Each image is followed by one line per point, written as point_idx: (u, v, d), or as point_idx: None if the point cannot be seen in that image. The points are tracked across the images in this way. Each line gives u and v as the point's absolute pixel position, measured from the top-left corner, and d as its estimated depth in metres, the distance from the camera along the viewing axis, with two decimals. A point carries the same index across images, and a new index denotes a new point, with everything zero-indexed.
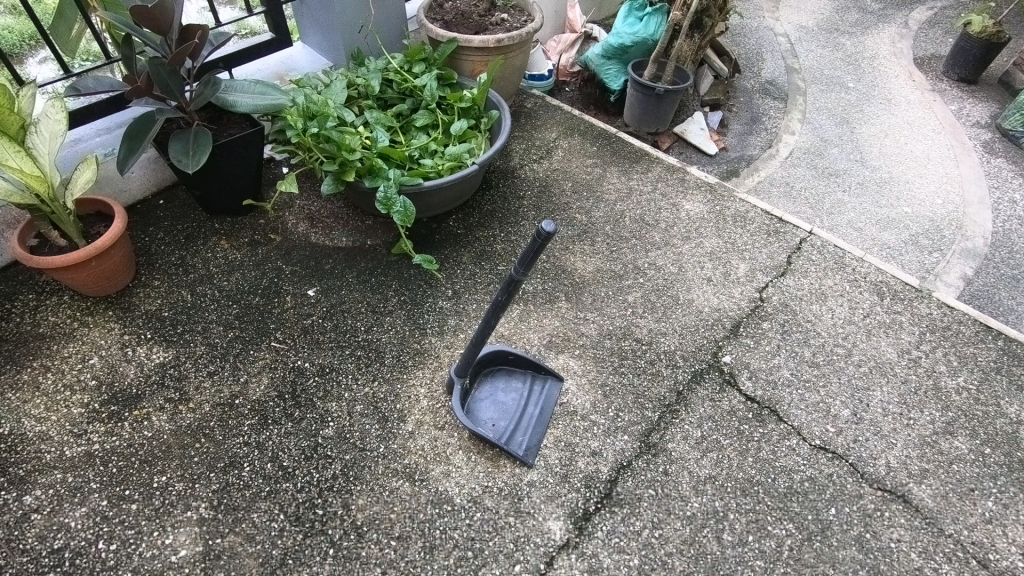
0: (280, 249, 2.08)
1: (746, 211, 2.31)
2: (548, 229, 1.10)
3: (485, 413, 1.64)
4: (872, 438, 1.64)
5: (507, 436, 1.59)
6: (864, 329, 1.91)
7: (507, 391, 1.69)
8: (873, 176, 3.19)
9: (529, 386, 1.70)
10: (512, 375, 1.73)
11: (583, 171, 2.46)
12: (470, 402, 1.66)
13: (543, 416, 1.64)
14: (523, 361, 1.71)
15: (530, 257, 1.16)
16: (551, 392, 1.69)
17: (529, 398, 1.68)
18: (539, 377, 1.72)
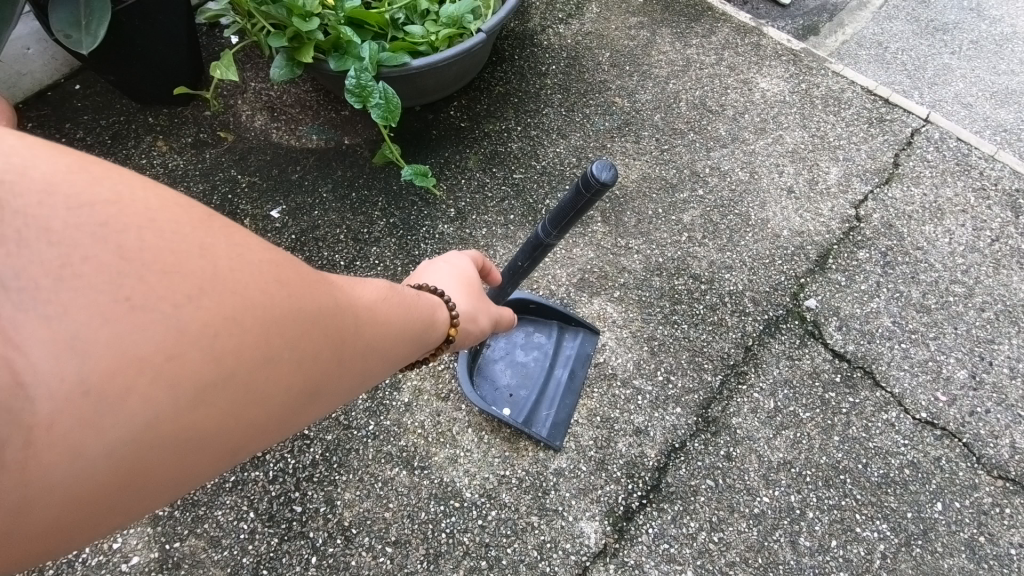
0: (233, 153, 1.62)
1: (840, 89, 1.75)
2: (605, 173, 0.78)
3: (499, 379, 1.30)
4: (994, 410, 1.29)
5: (528, 411, 1.25)
6: (991, 260, 1.47)
7: (526, 349, 1.33)
8: (992, 32, 2.49)
9: (558, 342, 1.33)
10: (535, 326, 1.36)
11: (623, 35, 1.86)
12: (481, 365, 1.31)
13: (577, 383, 1.29)
14: (549, 310, 1.33)
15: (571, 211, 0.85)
16: (582, 350, 1.32)
17: (556, 358, 1.31)
18: (570, 329, 1.35)
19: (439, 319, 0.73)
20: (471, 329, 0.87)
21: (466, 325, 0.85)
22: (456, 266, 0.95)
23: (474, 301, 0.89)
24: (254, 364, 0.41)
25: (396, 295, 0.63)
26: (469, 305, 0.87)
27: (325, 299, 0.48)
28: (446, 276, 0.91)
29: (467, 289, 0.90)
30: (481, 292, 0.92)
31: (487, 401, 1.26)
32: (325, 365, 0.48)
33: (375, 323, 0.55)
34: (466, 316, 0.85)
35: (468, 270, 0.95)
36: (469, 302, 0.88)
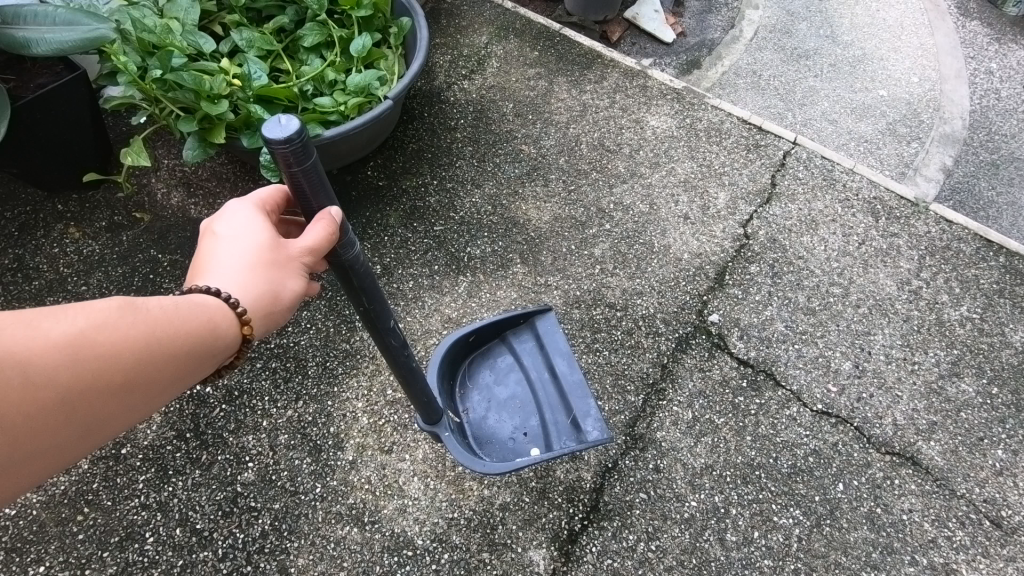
0: (152, 233, 1.62)
1: (720, 122, 1.95)
2: (286, 129, 0.66)
3: (504, 426, 1.35)
4: (877, 394, 1.47)
5: (557, 431, 1.31)
6: (861, 260, 1.68)
7: (499, 383, 1.40)
8: (846, 55, 2.83)
9: (523, 350, 1.42)
10: (490, 358, 1.44)
11: (524, 86, 2.01)
12: (477, 428, 1.35)
13: (566, 371, 1.37)
14: (487, 334, 1.42)
15: (315, 186, 0.75)
16: (541, 342, 1.42)
17: (531, 365, 1.40)
18: (520, 331, 1.44)
19: (229, 330, 0.76)
20: (272, 310, 0.80)
21: (267, 310, 0.80)
22: (232, 232, 0.83)
23: (266, 274, 0.80)
24: (60, 409, 0.62)
25: (218, 328, 0.74)
26: (261, 289, 0.79)
27: (163, 371, 0.69)
28: (227, 251, 0.81)
29: (251, 261, 0.80)
30: (273, 253, 0.82)
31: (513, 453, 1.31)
32: (122, 398, 0.67)
33: (202, 362, 0.74)
34: (258, 308, 0.79)
35: (255, 228, 0.83)
36: (264, 282, 0.80)
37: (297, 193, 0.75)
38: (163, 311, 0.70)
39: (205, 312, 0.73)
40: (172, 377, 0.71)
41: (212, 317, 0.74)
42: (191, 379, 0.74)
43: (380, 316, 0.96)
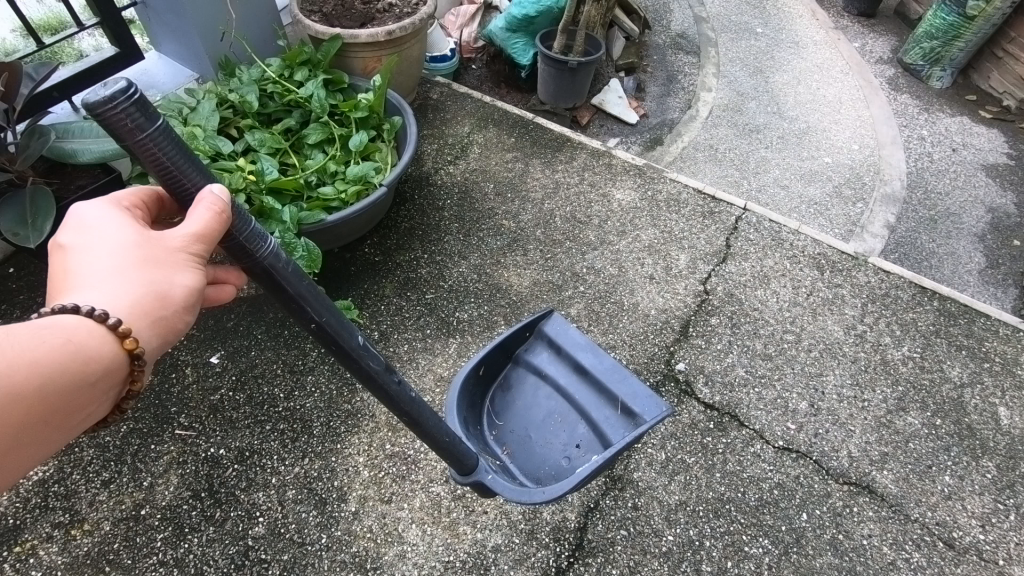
0: None
1: (678, 193, 2.20)
2: (113, 89, 0.62)
3: (557, 438, 1.51)
4: (832, 429, 1.62)
5: (609, 418, 1.48)
6: (810, 309, 1.88)
7: (532, 409, 1.57)
8: (792, 128, 3.15)
9: (540, 363, 1.61)
10: (511, 388, 1.61)
11: (503, 168, 2.27)
12: (533, 459, 1.49)
13: (588, 361, 1.57)
14: (496, 365, 1.59)
15: (179, 162, 0.71)
16: (552, 356, 1.61)
17: (552, 374, 1.59)
18: (530, 347, 1.63)
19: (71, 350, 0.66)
20: (161, 314, 0.74)
21: (153, 315, 0.74)
22: (93, 239, 0.76)
23: (149, 275, 0.75)
24: None
25: (81, 348, 0.67)
26: (144, 292, 0.73)
27: (12, 411, 0.62)
28: (91, 259, 0.74)
29: (125, 265, 0.74)
30: (152, 252, 0.76)
31: (577, 461, 1.46)
32: None
33: (71, 391, 0.67)
34: (143, 313, 0.72)
35: (121, 232, 0.77)
36: (145, 284, 0.74)
37: (162, 174, 0.70)
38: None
39: (62, 331, 0.66)
40: (30, 415, 0.64)
41: (68, 337, 0.66)
42: (63, 412, 0.68)
43: (339, 334, 0.88)
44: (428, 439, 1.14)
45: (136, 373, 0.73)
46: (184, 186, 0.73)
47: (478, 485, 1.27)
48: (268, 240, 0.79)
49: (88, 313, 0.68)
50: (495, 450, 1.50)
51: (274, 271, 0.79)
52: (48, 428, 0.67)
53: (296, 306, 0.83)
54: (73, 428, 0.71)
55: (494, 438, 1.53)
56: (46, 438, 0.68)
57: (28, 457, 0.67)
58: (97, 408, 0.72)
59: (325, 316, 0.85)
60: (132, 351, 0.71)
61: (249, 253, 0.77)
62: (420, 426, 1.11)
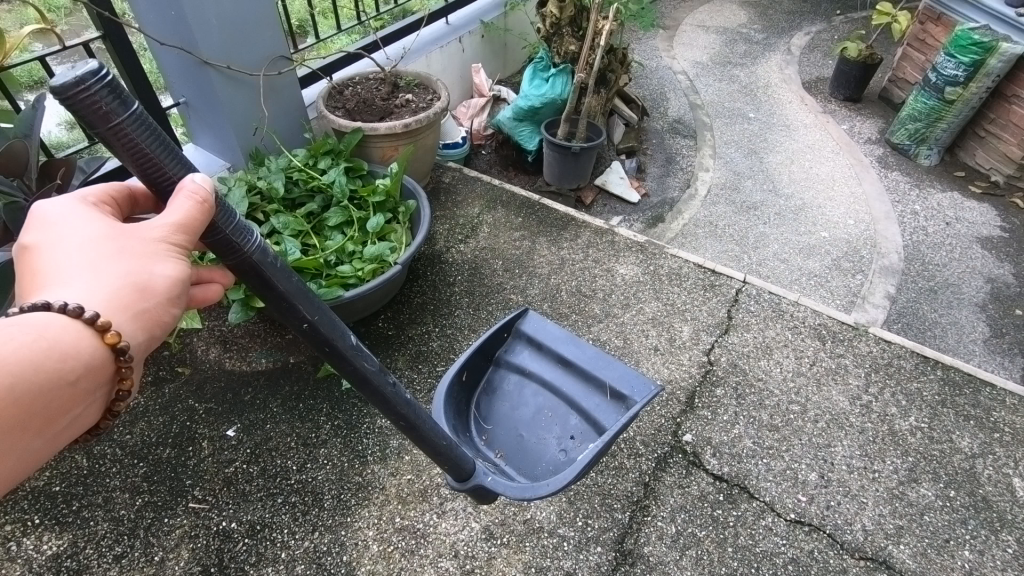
0: (191, 385, 1.86)
1: (679, 267, 2.29)
2: (82, 71, 0.60)
3: (551, 432, 1.58)
4: (844, 501, 1.61)
5: (599, 404, 1.57)
6: (814, 380, 1.91)
7: (520, 408, 1.64)
8: (789, 204, 3.29)
9: (522, 361, 1.70)
10: (496, 390, 1.68)
11: (511, 246, 2.39)
12: (530, 457, 1.55)
13: (568, 353, 1.67)
14: (478, 369, 1.66)
15: (154, 151, 0.68)
16: (533, 353, 1.70)
17: (535, 371, 1.68)
18: (510, 347, 1.72)
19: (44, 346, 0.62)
20: (144, 306, 0.70)
21: (135, 308, 0.69)
22: (63, 234, 0.71)
23: (128, 267, 0.70)
24: None
25: (56, 346, 0.63)
26: (122, 283, 0.69)
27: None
28: (62, 254, 0.69)
29: (101, 257, 0.70)
30: (130, 245, 0.72)
31: (575, 452, 1.53)
32: None
33: (46, 393, 0.64)
34: (125, 307, 0.68)
35: (94, 226, 0.72)
36: (123, 276, 0.69)
37: (136, 162, 0.67)
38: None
39: (36, 329, 0.62)
40: (2, 421, 0.61)
41: (41, 334, 0.62)
42: (40, 415, 0.65)
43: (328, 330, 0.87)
44: (425, 443, 1.14)
45: (119, 370, 0.69)
46: (164, 176, 0.70)
47: (479, 487, 1.30)
48: (251, 232, 0.78)
49: (64, 308, 0.63)
50: (490, 454, 1.56)
51: (260, 266, 0.78)
52: (22, 432, 0.64)
53: (285, 302, 0.82)
54: (54, 431, 0.68)
55: (486, 443, 1.58)
56: (23, 443, 0.65)
57: (7, 462, 0.65)
58: (79, 410, 0.69)
59: (317, 313, 0.85)
60: (113, 345, 0.66)
61: (234, 247, 0.76)
62: (416, 430, 1.10)
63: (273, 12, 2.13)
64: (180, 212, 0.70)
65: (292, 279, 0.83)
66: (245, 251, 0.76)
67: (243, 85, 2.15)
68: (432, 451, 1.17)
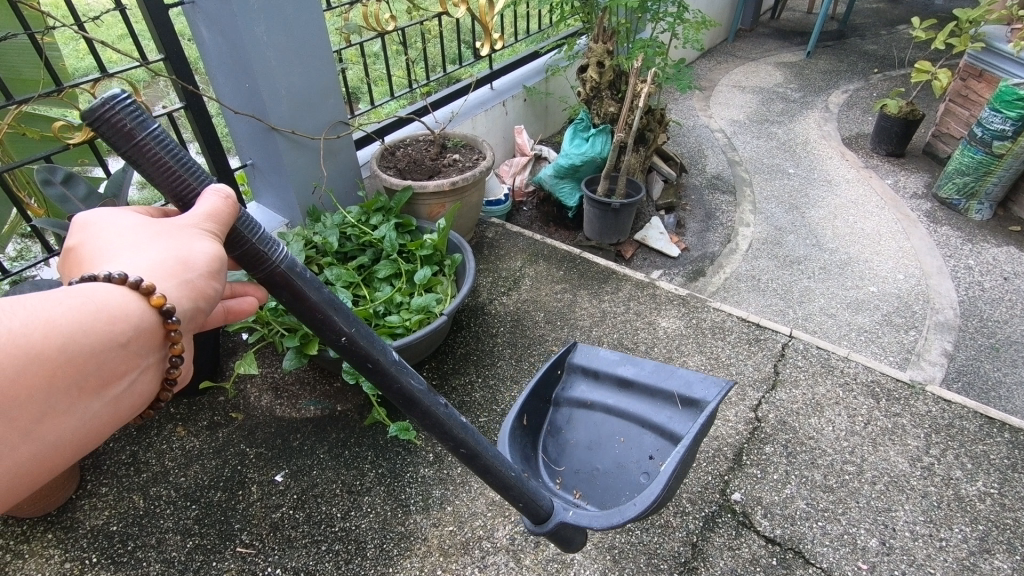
0: (243, 430, 1.93)
1: (723, 321, 2.28)
2: (104, 96, 0.64)
3: (628, 456, 1.57)
4: (909, 571, 1.51)
5: (672, 416, 1.57)
6: (870, 440, 1.83)
7: (587, 440, 1.64)
8: (834, 259, 3.24)
9: (581, 394, 1.70)
10: (561, 429, 1.67)
11: (553, 299, 2.43)
12: (611, 487, 1.53)
13: (626, 374, 1.68)
14: (538, 412, 1.65)
15: (172, 165, 0.71)
16: (587, 378, 1.72)
17: (596, 400, 1.68)
18: (566, 384, 1.73)
19: (88, 304, 0.63)
20: (185, 279, 0.70)
21: (177, 279, 0.70)
22: (106, 228, 0.74)
23: (168, 246, 0.71)
24: None
25: (103, 308, 0.63)
26: (165, 260, 0.70)
27: (36, 373, 0.59)
28: (103, 245, 0.72)
29: (144, 242, 0.72)
30: (167, 229, 0.73)
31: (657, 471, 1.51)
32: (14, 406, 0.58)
33: (98, 353, 0.63)
34: (167, 278, 0.69)
35: (130, 220, 0.75)
36: (166, 254, 0.71)
37: (163, 180, 0.71)
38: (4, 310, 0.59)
39: (81, 294, 0.63)
40: (55, 379, 0.61)
41: (86, 298, 0.63)
42: (94, 376, 0.64)
43: (367, 347, 0.87)
44: (492, 476, 1.14)
45: (169, 335, 0.69)
46: (189, 189, 0.73)
47: (562, 526, 1.27)
48: (277, 243, 0.78)
49: (110, 276, 0.65)
50: (568, 496, 1.53)
51: (289, 277, 0.78)
52: (79, 394, 0.64)
53: (321, 319, 0.82)
54: (112, 397, 0.67)
55: (561, 485, 1.55)
56: (80, 406, 0.64)
57: (69, 428, 0.64)
58: (133, 376, 0.68)
59: (353, 325, 0.84)
60: (160, 307, 0.67)
61: (262, 257, 0.76)
62: (478, 459, 1.10)
63: (335, 83, 2.32)
64: (211, 205, 0.73)
65: (323, 291, 0.83)
66: (273, 261, 0.76)
67: (306, 147, 2.32)
68: (501, 487, 1.16)
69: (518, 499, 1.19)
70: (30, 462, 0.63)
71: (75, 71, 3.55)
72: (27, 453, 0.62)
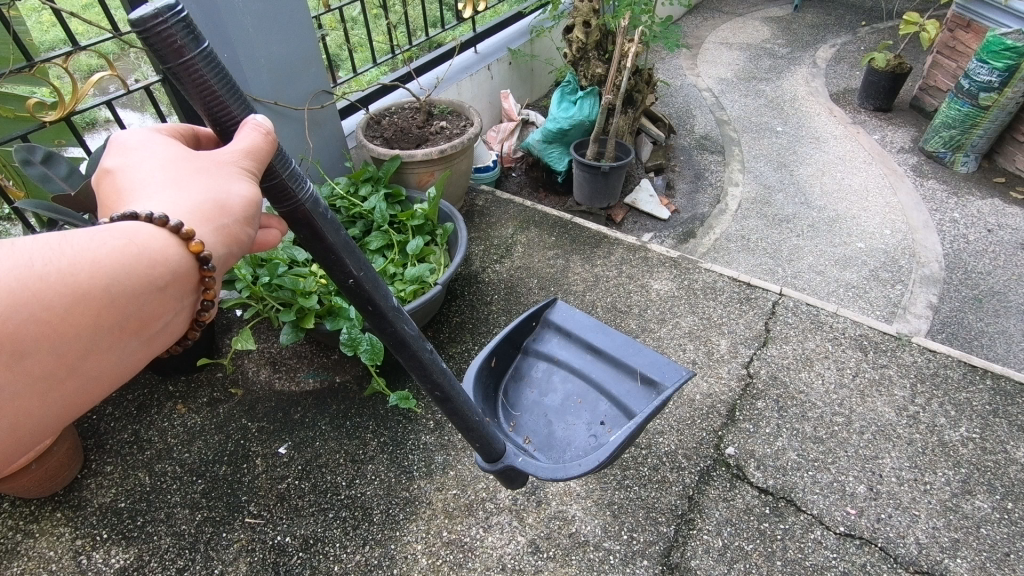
0: (243, 405, 1.94)
1: (714, 281, 2.30)
2: (159, 4, 0.61)
3: (581, 418, 1.61)
4: (895, 513, 1.58)
5: (630, 389, 1.59)
6: (857, 392, 1.89)
7: (548, 394, 1.68)
8: (822, 216, 3.26)
9: (550, 348, 1.74)
10: (524, 377, 1.72)
11: (546, 265, 2.44)
12: (557, 440, 1.58)
13: (597, 341, 1.71)
14: (507, 356, 1.71)
15: (219, 86, 0.68)
16: (559, 339, 1.75)
17: (563, 358, 1.72)
18: (539, 336, 1.77)
19: (132, 245, 0.60)
20: (222, 224, 0.67)
21: (213, 223, 0.66)
22: (142, 160, 0.71)
23: (204, 185, 0.68)
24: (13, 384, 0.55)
25: (145, 251, 0.61)
26: (201, 202, 0.67)
27: (81, 314, 0.57)
28: (141, 178, 0.69)
29: (181, 178, 0.68)
30: (204, 166, 0.70)
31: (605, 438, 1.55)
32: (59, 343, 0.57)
33: (139, 295, 0.61)
34: (205, 221, 0.66)
35: (166, 151, 0.72)
36: (202, 194, 0.68)
37: (204, 101, 0.68)
38: (49, 248, 0.57)
39: (124, 234, 0.60)
40: (98, 320, 0.59)
41: (129, 239, 0.60)
42: (136, 318, 0.62)
43: (371, 290, 0.89)
44: (457, 418, 1.17)
45: (204, 281, 0.66)
46: (228, 115, 0.71)
47: (508, 469, 1.32)
48: (304, 181, 0.79)
49: (150, 217, 0.61)
50: (518, 439, 1.59)
51: (312, 216, 0.79)
52: (120, 335, 0.62)
53: (335, 257, 0.84)
54: (150, 336, 0.65)
55: (514, 429, 1.62)
56: (120, 345, 0.63)
57: (106, 365, 0.63)
58: (170, 317, 0.66)
59: (362, 268, 0.87)
60: (197, 254, 0.64)
61: (290, 192, 0.76)
62: (449, 402, 1.13)
63: (316, 51, 2.26)
64: (251, 140, 0.70)
65: (341, 233, 0.84)
66: (299, 198, 0.77)
67: (290, 117, 2.27)
68: (463, 428, 1.20)
69: (476, 440, 1.23)
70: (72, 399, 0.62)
71: (42, 45, 3.43)
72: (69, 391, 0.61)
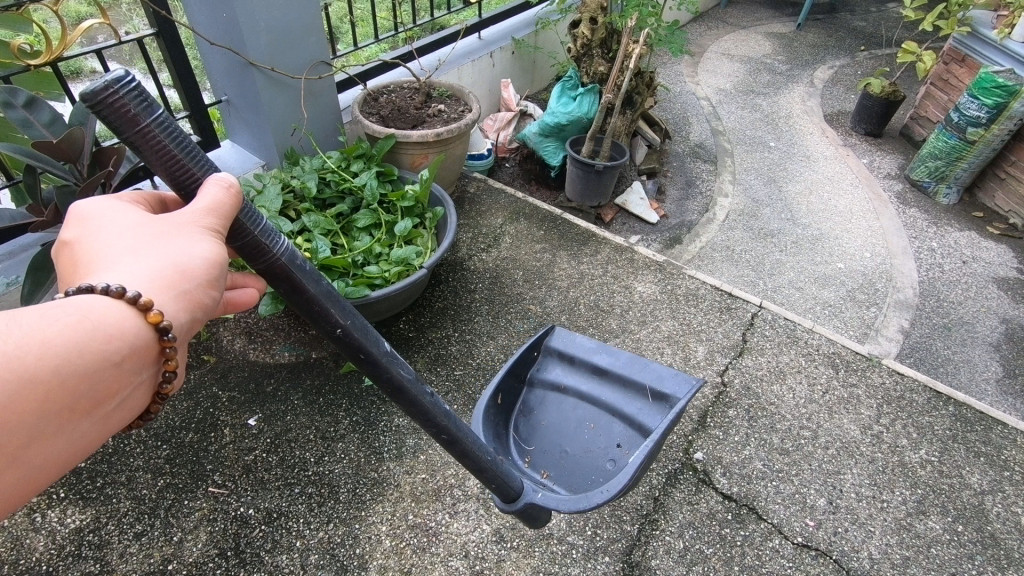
0: (215, 372, 1.91)
1: (696, 288, 2.33)
2: (108, 76, 0.60)
3: (598, 442, 1.62)
4: (851, 528, 1.62)
5: (642, 408, 1.62)
6: (826, 408, 1.93)
7: (562, 422, 1.69)
8: (806, 234, 3.30)
9: (555, 377, 1.75)
10: (533, 410, 1.72)
11: (533, 258, 2.44)
12: (576, 469, 1.59)
13: (601, 362, 1.72)
14: (514, 392, 1.70)
15: (177, 150, 0.69)
16: (561, 361, 1.77)
17: (571, 385, 1.73)
18: (541, 366, 1.78)
19: (79, 327, 0.61)
20: (185, 289, 0.69)
21: (176, 289, 0.68)
22: (103, 227, 0.72)
23: (166, 251, 0.70)
24: None
25: (99, 327, 0.62)
26: (165, 268, 0.68)
27: (30, 398, 0.58)
28: (101, 247, 0.69)
29: (143, 247, 0.70)
30: (168, 231, 0.71)
31: (623, 458, 1.57)
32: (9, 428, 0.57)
33: (93, 372, 0.62)
34: (166, 286, 0.67)
35: (126, 218, 0.73)
36: (165, 261, 0.69)
37: (166, 166, 0.68)
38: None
39: (78, 310, 0.61)
40: (46, 402, 0.59)
41: (83, 315, 0.61)
42: (89, 397, 0.63)
43: (362, 342, 0.87)
44: (470, 460, 1.16)
45: (164, 352, 0.67)
46: (190, 176, 0.71)
47: (528, 507, 1.30)
48: (279, 237, 0.78)
49: (106, 289, 0.62)
50: (536, 475, 1.58)
51: (289, 269, 0.78)
52: (72, 415, 0.63)
53: (317, 310, 0.82)
54: (104, 415, 0.66)
55: (530, 464, 1.61)
56: (71, 426, 0.63)
57: (56, 448, 0.63)
58: (127, 392, 0.67)
59: (349, 318, 0.84)
60: (156, 324, 0.65)
61: (263, 248, 0.76)
62: (458, 445, 1.11)
63: (318, 19, 2.21)
64: (211, 198, 0.71)
65: (322, 283, 0.83)
66: (274, 253, 0.76)
67: (286, 86, 2.23)
68: (477, 469, 1.18)
69: (492, 481, 1.22)
70: (14, 484, 0.61)
71: None
72: (11, 477, 0.60)
